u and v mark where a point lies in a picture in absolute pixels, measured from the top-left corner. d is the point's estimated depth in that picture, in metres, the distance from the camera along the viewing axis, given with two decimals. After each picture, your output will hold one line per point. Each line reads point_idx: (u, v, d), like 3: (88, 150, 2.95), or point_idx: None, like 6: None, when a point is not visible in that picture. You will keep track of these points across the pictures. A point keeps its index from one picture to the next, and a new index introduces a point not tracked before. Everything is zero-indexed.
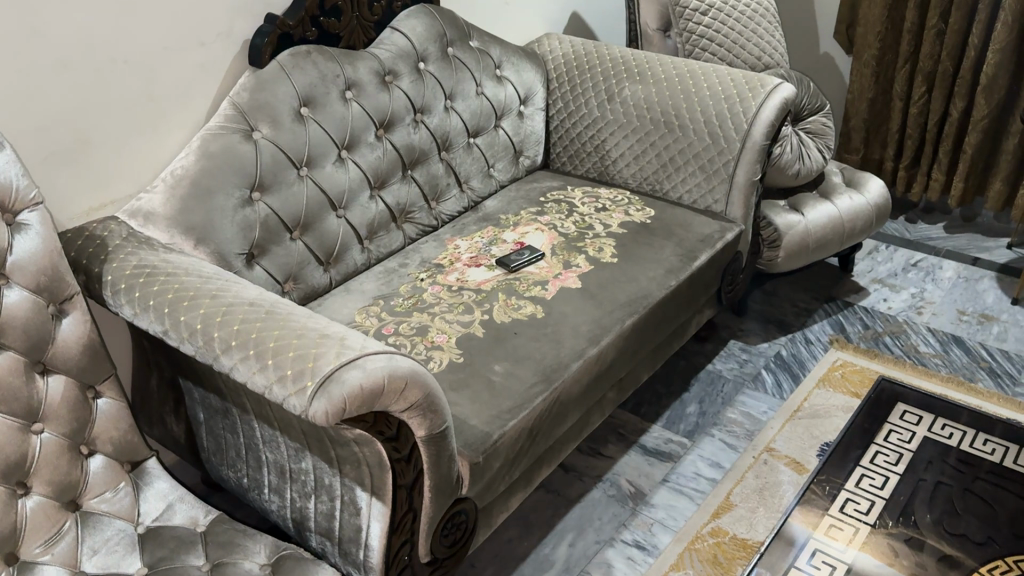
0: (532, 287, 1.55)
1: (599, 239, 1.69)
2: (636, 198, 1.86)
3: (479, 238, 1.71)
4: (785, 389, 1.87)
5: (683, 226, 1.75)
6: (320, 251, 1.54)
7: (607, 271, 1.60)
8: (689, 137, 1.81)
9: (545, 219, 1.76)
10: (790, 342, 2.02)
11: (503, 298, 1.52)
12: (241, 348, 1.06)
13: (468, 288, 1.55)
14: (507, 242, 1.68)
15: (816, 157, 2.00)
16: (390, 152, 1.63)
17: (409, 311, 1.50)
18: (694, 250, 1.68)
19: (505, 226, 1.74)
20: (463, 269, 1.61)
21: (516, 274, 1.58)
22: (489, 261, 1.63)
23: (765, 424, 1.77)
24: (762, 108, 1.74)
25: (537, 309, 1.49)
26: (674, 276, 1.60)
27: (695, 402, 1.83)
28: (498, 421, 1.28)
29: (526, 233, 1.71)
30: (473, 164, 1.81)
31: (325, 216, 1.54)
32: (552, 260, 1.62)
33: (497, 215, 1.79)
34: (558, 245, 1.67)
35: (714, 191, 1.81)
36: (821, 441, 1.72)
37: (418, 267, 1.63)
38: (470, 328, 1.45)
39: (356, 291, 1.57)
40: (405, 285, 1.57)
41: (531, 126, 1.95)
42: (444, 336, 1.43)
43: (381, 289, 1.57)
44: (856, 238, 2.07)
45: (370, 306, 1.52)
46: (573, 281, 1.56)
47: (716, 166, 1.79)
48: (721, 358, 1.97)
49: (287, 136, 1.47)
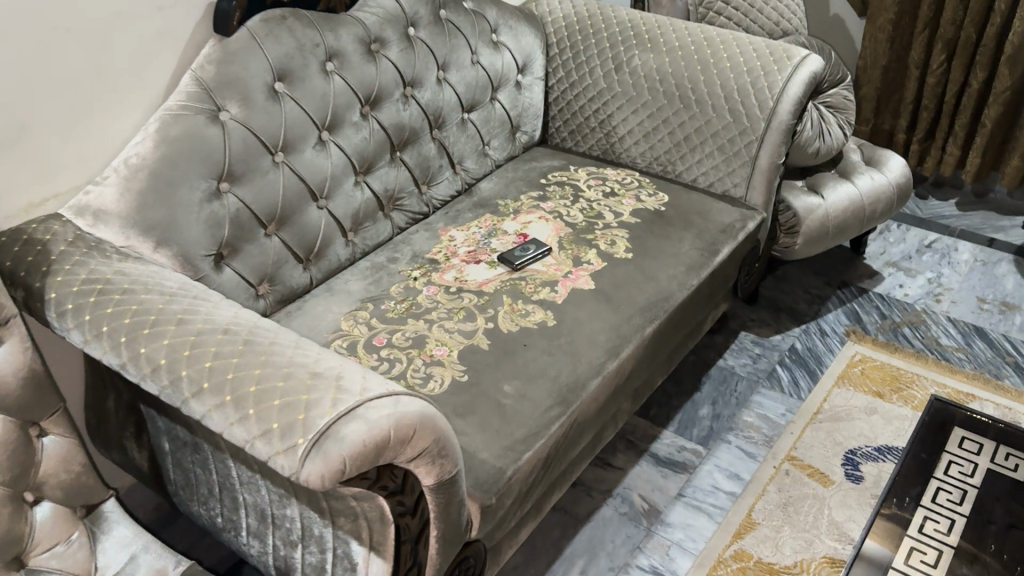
0: (541, 289, 1.37)
1: (611, 230, 1.51)
2: (647, 181, 1.69)
3: (476, 229, 1.53)
4: (803, 388, 1.74)
5: (700, 214, 1.58)
6: (298, 248, 1.36)
7: (622, 269, 1.43)
8: (707, 114, 1.63)
9: (548, 207, 1.58)
10: (805, 334, 1.88)
11: (508, 302, 1.35)
12: (216, 391, 0.88)
13: (468, 290, 1.37)
14: (508, 234, 1.50)
15: (837, 134, 1.84)
16: (377, 132, 1.43)
17: (402, 317, 1.32)
18: (715, 245, 1.51)
19: (505, 215, 1.56)
20: (461, 266, 1.43)
21: (522, 273, 1.41)
22: (490, 257, 1.45)
23: (784, 429, 1.64)
24: (789, 84, 1.57)
25: (548, 316, 1.32)
26: (695, 275, 1.44)
27: (707, 404, 1.69)
28: (511, 454, 1.12)
29: (528, 223, 1.53)
30: (468, 143, 1.63)
31: (304, 208, 1.35)
32: (560, 256, 1.45)
33: (494, 201, 1.61)
34: (566, 237, 1.49)
35: (733, 176, 1.64)
36: (846, 450, 1.59)
37: (408, 265, 1.45)
38: (473, 339, 1.28)
39: (340, 293, 1.39)
40: (396, 286, 1.40)
41: (529, 99, 1.76)
42: (445, 349, 1.26)
43: (369, 291, 1.39)
44: (876, 220, 1.93)
45: (357, 311, 1.34)
46: (587, 283, 1.39)
47: (736, 147, 1.62)
48: (732, 352, 1.82)
49: (260, 116, 1.27)
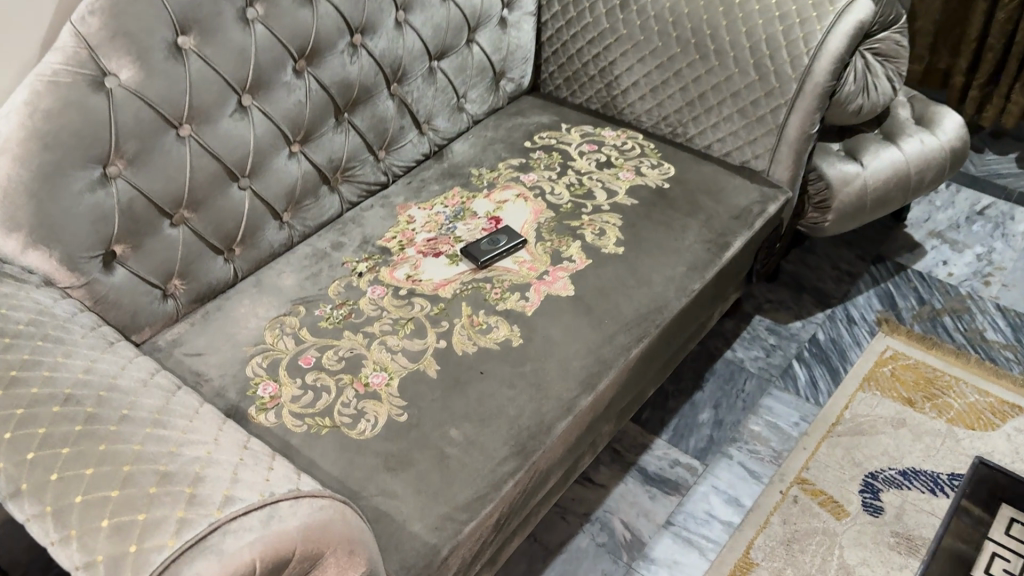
0: (508, 295, 1.14)
1: (601, 216, 1.26)
2: (652, 148, 1.42)
3: (440, 208, 1.28)
4: (821, 390, 1.50)
5: (710, 195, 1.32)
6: (214, 238, 1.13)
7: (610, 269, 1.19)
8: (728, 69, 1.34)
9: (529, 181, 1.32)
10: (829, 321, 1.63)
11: (467, 312, 1.11)
12: (36, 496, 0.68)
13: (421, 295, 1.14)
14: (477, 217, 1.26)
15: (884, 88, 1.54)
16: (316, 93, 1.17)
17: (338, 330, 1.10)
18: (726, 236, 1.26)
19: (477, 191, 1.31)
20: (415, 259, 1.19)
21: (489, 272, 1.17)
22: (452, 248, 1.21)
23: (796, 444, 1.42)
24: (830, 36, 1.26)
25: (513, 334, 1.09)
26: (697, 278, 1.20)
27: (709, 407, 1.47)
28: (448, 527, 0.90)
29: (502, 203, 1.28)
30: (437, 97, 1.36)
31: (219, 190, 1.11)
32: (536, 249, 1.20)
33: (467, 169, 1.36)
34: (547, 224, 1.24)
35: (754, 145, 1.37)
36: (865, 474, 1.37)
37: (353, 254, 1.22)
38: (420, 363, 1.05)
39: (270, 292, 1.16)
40: (335, 283, 1.17)
41: (516, 39, 1.48)
42: (383, 376, 1.04)
43: (303, 289, 1.16)
44: (922, 190, 1.65)
45: (284, 316, 1.12)
46: (566, 289, 1.15)
47: (760, 111, 1.34)
48: (743, 342, 1.59)
49: (158, 81, 1.01)
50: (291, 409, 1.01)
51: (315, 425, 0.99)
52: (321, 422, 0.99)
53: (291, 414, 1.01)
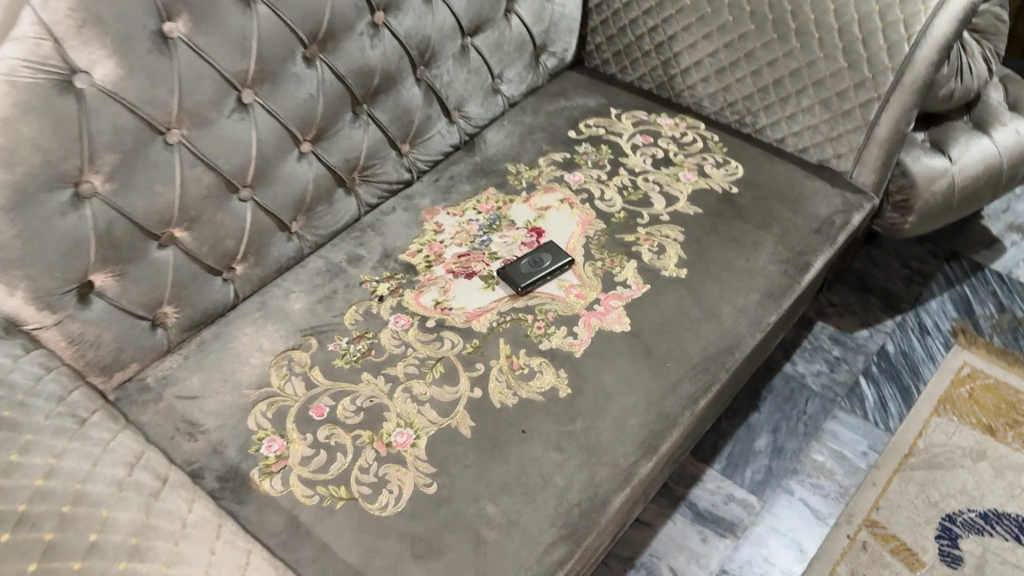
0: (553, 330, 0.97)
1: (660, 228, 1.09)
2: (715, 141, 1.23)
3: (473, 215, 1.11)
4: (892, 414, 1.35)
5: (785, 203, 1.14)
6: (211, 257, 0.97)
7: (671, 298, 1.02)
8: (811, 53, 1.14)
9: (576, 182, 1.14)
10: (899, 331, 1.46)
11: (505, 352, 0.95)
12: None
13: (452, 328, 0.97)
14: (515, 228, 1.08)
15: (980, 71, 1.33)
16: (329, 84, 0.99)
17: (355, 370, 0.94)
18: (804, 257, 1.08)
19: (514, 194, 1.14)
20: (444, 281, 1.02)
21: (531, 299, 1.00)
22: (487, 267, 1.04)
23: (864, 478, 1.27)
24: (936, 20, 1.06)
25: (560, 382, 0.93)
26: (772, 309, 1.03)
27: (766, 432, 1.32)
28: None
29: (545, 210, 1.11)
30: (469, 80, 1.18)
31: (217, 203, 0.94)
32: (585, 271, 1.03)
33: (502, 165, 1.18)
34: (597, 239, 1.07)
35: (836, 143, 1.18)
36: (941, 516, 1.23)
37: (372, 271, 1.05)
38: (451, 418, 0.90)
39: (276, 318, 1.00)
40: (351, 309, 1.00)
41: (560, 8, 1.28)
42: (408, 433, 0.88)
43: (314, 316, 1.00)
44: (1011, 184, 1.46)
45: (292, 350, 0.96)
46: (620, 323, 0.99)
47: (845, 105, 1.14)
48: (803, 354, 1.43)
49: (140, 79, 0.83)
50: (302, 474, 0.86)
51: (329, 496, 0.84)
52: (335, 492, 0.85)
53: (301, 481, 0.86)
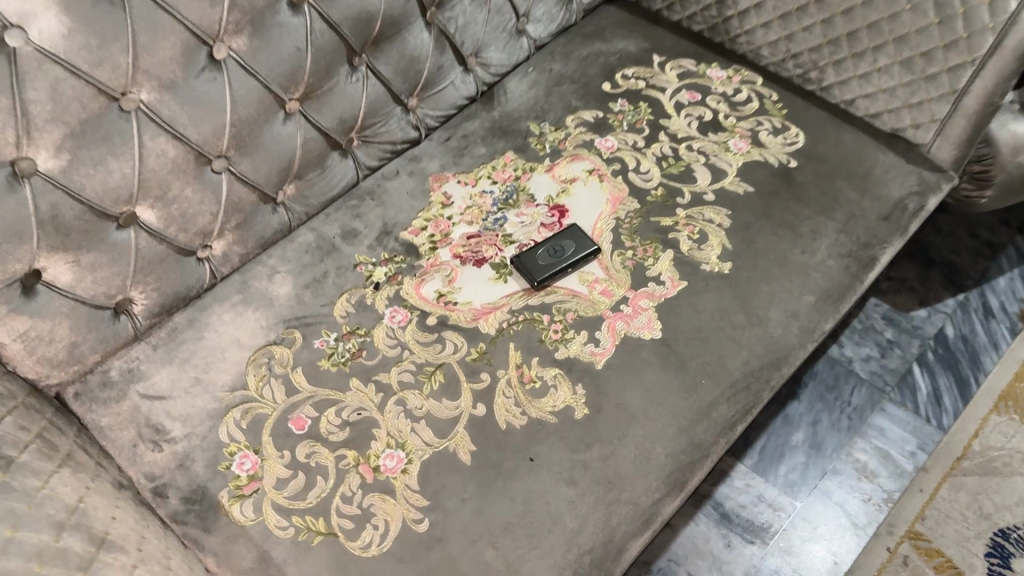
0: (572, 335, 0.85)
1: (702, 211, 0.94)
2: (773, 100, 1.06)
3: (489, 185, 0.97)
4: (946, 409, 1.22)
5: (850, 181, 0.98)
6: (182, 236, 0.84)
7: (711, 299, 0.88)
8: (896, 3, 0.95)
9: (607, 149, 0.99)
10: (961, 312, 1.31)
11: (515, 361, 0.83)
12: None
13: (455, 328, 0.85)
14: (535, 205, 0.94)
15: None
16: (318, 34, 0.83)
17: (343, 375, 0.82)
18: (868, 250, 0.93)
19: (536, 161, 0.99)
20: (450, 268, 0.90)
21: (548, 296, 0.87)
22: (500, 253, 0.90)
23: (910, 483, 1.15)
24: None
25: (576, 400, 0.81)
26: (827, 314, 0.89)
27: (805, 425, 1.20)
28: None
29: (570, 183, 0.96)
30: (488, 22, 1.01)
31: (187, 176, 0.81)
32: (613, 262, 0.90)
33: (524, 124, 1.03)
34: (629, 222, 0.93)
35: (915, 111, 1.00)
36: (994, 531, 1.11)
37: (369, 250, 0.92)
38: (449, 440, 0.78)
39: (258, 304, 0.88)
40: (342, 298, 0.88)
41: None
42: (398, 456, 0.77)
43: (301, 304, 0.88)
44: None
45: (273, 345, 0.85)
46: (650, 328, 0.86)
47: (931, 68, 0.96)
48: (852, 335, 1.29)
49: (84, 35, 0.69)
50: (277, 500, 0.76)
51: (306, 529, 0.74)
52: (313, 525, 0.74)
53: (276, 509, 0.75)
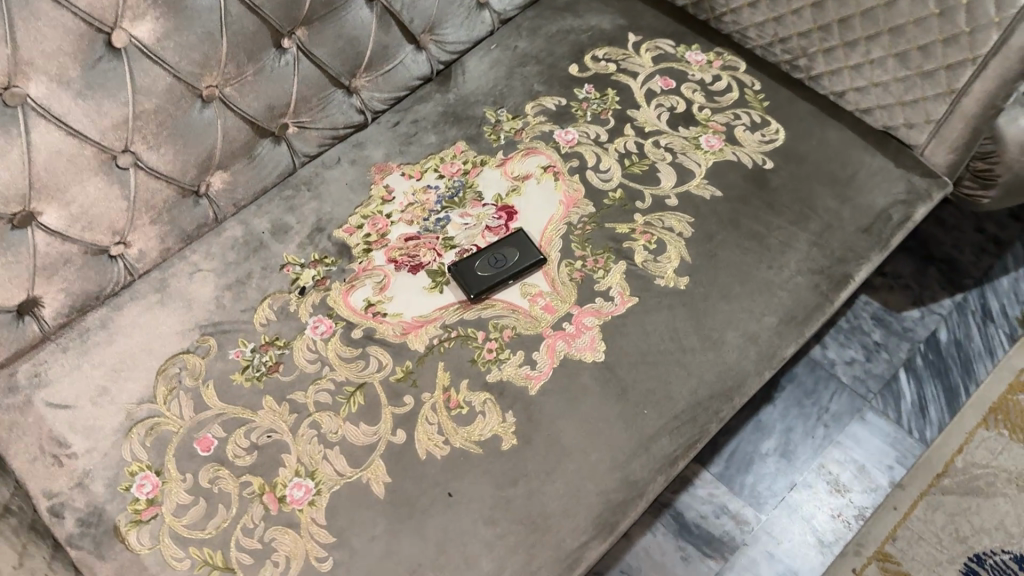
0: (507, 356, 0.78)
1: (662, 218, 0.86)
2: (755, 90, 0.97)
3: (434, 180, 0.89)
4: (931, 420, 1.14)
5: (831, 187, 0.90)
6: (90, 235, 0.78)
7: (663, 319, 0.81)
8: None
9: (567, 143, 0.91)
10: (957, 314, 1.23)
11: (443, 383, 0.77)
12: None
13: (381, 342, 0.79)
14: (482, 205, 0.87)
15: None
16: (235, 17, 0.76)
17: (256, 392, 0.77)
18: (842, 266, 0.85)
19: (488, 153, 0.91)
20: (383, 274, 0.83)
21: (485, 310, 0.81)
22: (438, 259, 0.84)
23: (884, 500, 1.09)
24: None
25: (504, 430, 0.75)
26: (790, 338, 0.81)
27: (778, 432, 1.14)
28: None
29: (522, 181, 0.89)
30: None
31: (90, 173, 0.75)
32: (559, 274, 0.82)
33: (480, 110, 0.95)
34: (581, 228, 0.85)
35: (909, 110, 0.90)
36: (968, 556, 1.04)
37: (299, 250, 0.86)
38: (362, 470, 0.73)
39: (177, 307, 0.83)
40: (264, 304, 0.82)
41: None
42: (306, 485, 0.72)
43: (220, 309, 0.82)
44: None
45: (186, 354, 0.80)
46: (593, 350, 0.79)
47: (929, 64, 0.86)
48: (837, 336, 1.22)
49: None
50: (175, 528, 0.72)
51: (203, 562, 0.70)
52: (210, 559, 0.70)
53: (174, 538, 0.71)
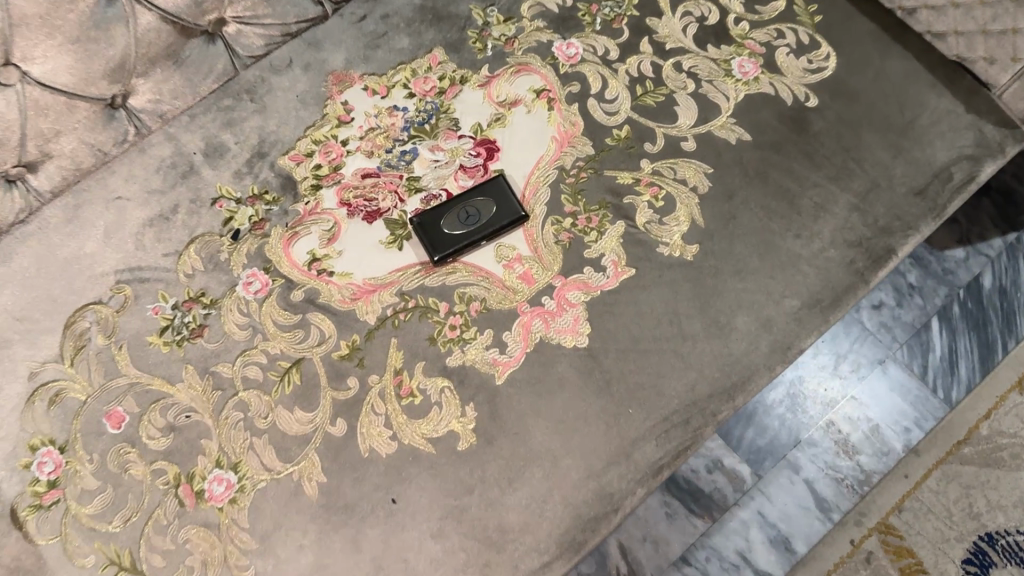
0: (472, 335, 0.66)
1: (675, 167, 0.71)
2: None
3: (403, 99, 0.74)
4: (959, 379, 1.03)
5: (884, 135, 0.73)
6: None
7: (662, 297, 0.68)
8: None
9: (568, 60, 0.75)
10: (1008, 257, 1.08)
11: (394, 365, 0.65)
12: None
13: (325, 308, 0.67)
14: (457, 136, 0.72)
15: None
16: None
17: (176, 360, 0.66)
18: (885, 238, 0.71)
19: (471, 68, 0.75)
20: (333, 220, 0.69)
21: (450, 275, 0.67)
22: (399, 206, 0.70)
23: (896, 465, 0.99)
24: None
25: (462, 426, 0.64)
26: (812, 327, 0.68)
27: (788, 380, 1.03)
28: None
29: (508, 108, 0.73)
30: None
31: None
32: (543, 233, 0.69)
33: (465, 7, 0.77)
34: (574, 176, 0.70)
35: (993, 42, 0.71)
36: (978, 534, 0.95)
37: (235, 180, 0.72)
38: (292, 467, 0.63)
39: (91, 244, 0.70)
40: (191, 249, 0.69)
41: None
42: (227, 479, 0.62)
43: (140, 249, 0.70)
44: None
45: (98, 306, 0.68)
46: (574, 334, 0.66)
47: None
48: None
49: None
50: (79, 518, 0.62)
51: (109, 561, 0.61)
52: (117, 558, 0.61)
53: (78, 530, 0.62)
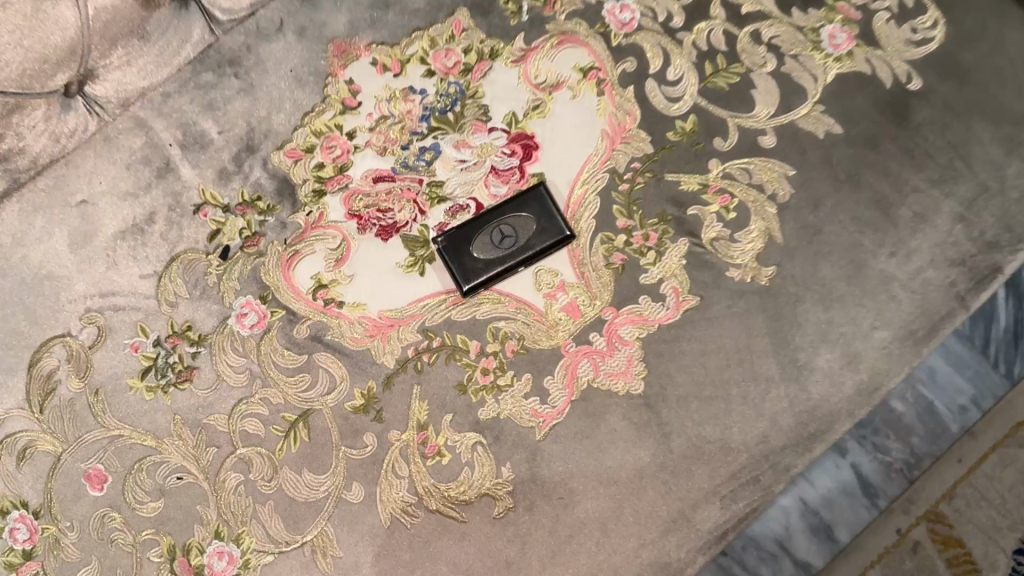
0: (507, 380, 0.56)
1: (750, 168, 0.59)
2: None
3: (421, 77, 0.60)
4: None
5: (1001, 124, 0.59)
6: None
7: (733, 333, 0.57)
8: None
9: (622, 28, 0.61)
10: None
11: (417, 417, 0.56)
12: None
13: (334, 347, 0.57)
14: (488, 129, 0.60)
15: None
16: None
17: (162, 410, 0.56)
18: (991, 255, 0.58)
19: (503, 36, 0.61)
20: (341, 236, 0.58)
21: (481, 307, 0.57)
22: (420, 219, 0.59)
23: None
24: None
25: (497, 490, 0.55)
26: (903, 365, 0.57)
27: None
28: None
29: (548, 92, 0.60)
30: None
31: None
32: (591, 254, 0.58)
33: None
34: (628, 181, 0.59)
35: None
36: None
37: (221, 181, 0.59)
38: (301, 540, 0.55)
39: (50, 262, 0.57)
40: (172, 270, 0.58)
41: None
42: (228, 554, 0.55)
43: (111, 270, 0.58)
44: None
45: (65, 340, 0.57)
46: (628, 378, 0.57)
47: None
48: None
49: None
50: None
51: None
52: None
53: None
